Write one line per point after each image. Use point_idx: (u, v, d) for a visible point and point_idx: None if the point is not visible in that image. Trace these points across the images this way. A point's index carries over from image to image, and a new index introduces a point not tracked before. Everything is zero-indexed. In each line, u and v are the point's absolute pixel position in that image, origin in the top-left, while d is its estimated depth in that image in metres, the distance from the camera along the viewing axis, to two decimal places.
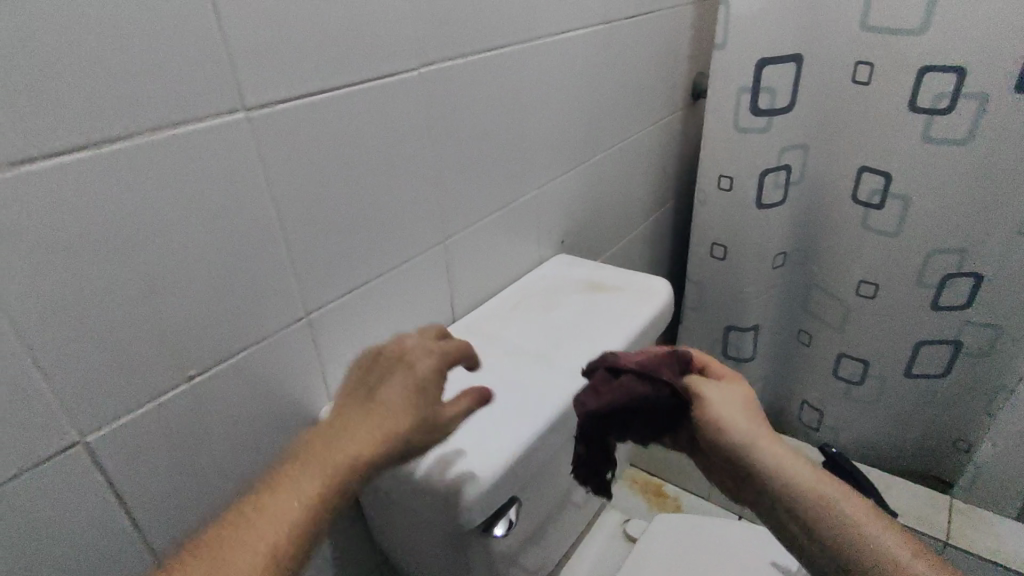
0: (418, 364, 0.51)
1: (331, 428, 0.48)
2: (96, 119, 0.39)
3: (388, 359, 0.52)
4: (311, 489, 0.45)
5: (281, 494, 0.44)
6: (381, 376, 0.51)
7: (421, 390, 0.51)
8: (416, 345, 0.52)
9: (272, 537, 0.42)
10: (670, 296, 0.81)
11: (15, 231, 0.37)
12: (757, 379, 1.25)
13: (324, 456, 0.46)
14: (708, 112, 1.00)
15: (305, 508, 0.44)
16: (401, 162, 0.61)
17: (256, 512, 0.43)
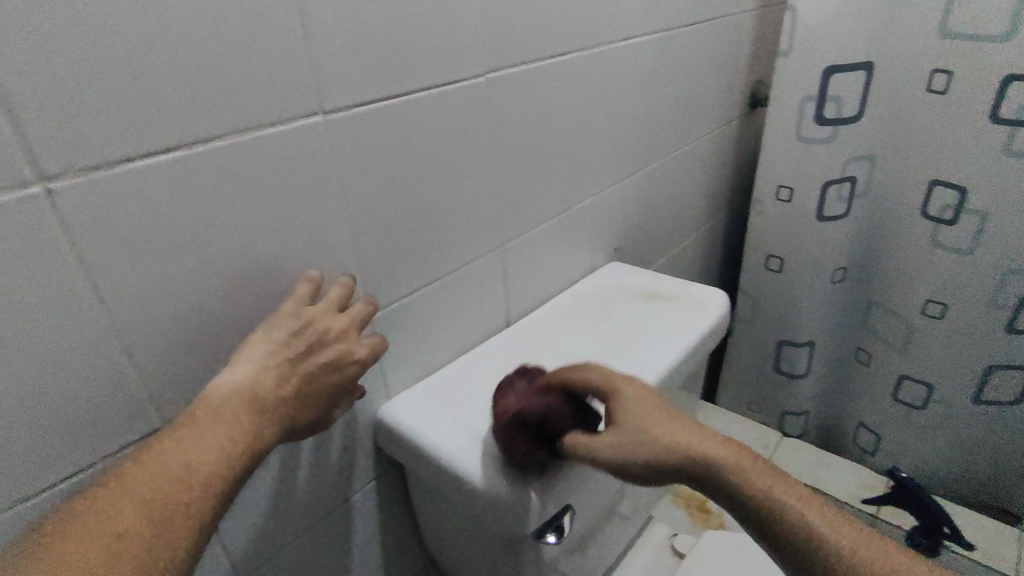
0: (344, 357, 0.48)
1: (228, 399, 0.41)
2: (189, 119, 0.40)
3: (314, 338, 0.46)
4: (203, 471, 0.37)
5: (164, 473, 0.35)
6: (300, 355, 0.45)
7: (332, 384, 0.47)
8: (344, 331, 0.48)
9: (150, 526, 0.33)
10: (727, 308, 0.79)
11: (113, 227, 0.39)
12: (811, 397, 1.21)
13: (219, 432, 0.39)
14: (768, 122, 0.99)
15: (198, 493, 0.36)
16: (464, 166, 0.62)
17: (125, 494, 0.34)
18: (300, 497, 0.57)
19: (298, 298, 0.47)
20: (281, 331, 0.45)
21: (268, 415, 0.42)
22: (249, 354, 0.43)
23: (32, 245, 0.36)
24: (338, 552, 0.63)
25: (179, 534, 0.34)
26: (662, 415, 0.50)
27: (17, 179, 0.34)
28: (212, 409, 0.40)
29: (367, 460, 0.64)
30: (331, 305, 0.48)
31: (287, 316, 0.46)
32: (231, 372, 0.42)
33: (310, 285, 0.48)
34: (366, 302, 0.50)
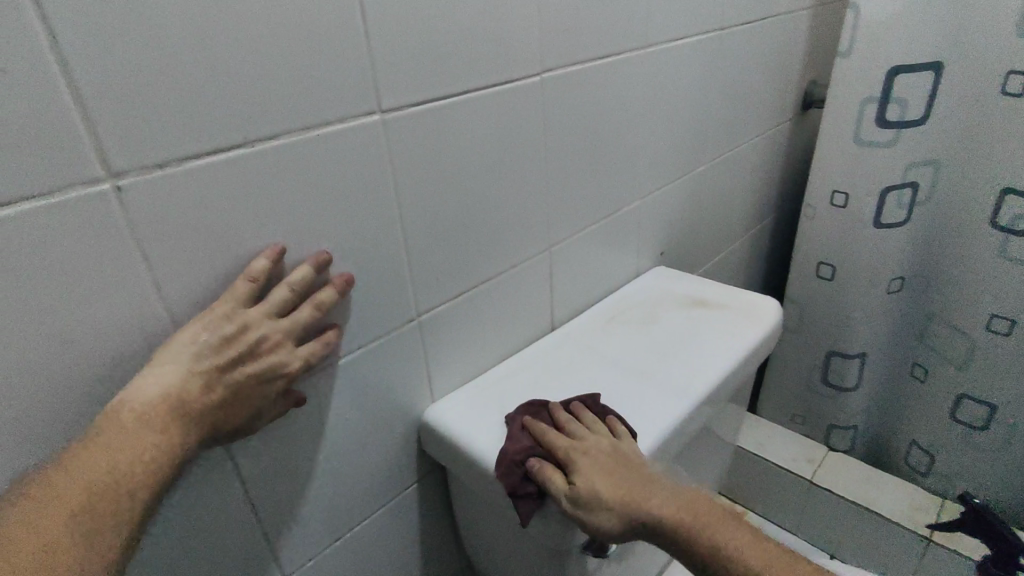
0: (277, 369, 0.43)
1: (150, 409, 0.37)
2: (251, 117, 0.40)
3: (246, 347, 0.41)
4: (127, 485, 0.35)
5: (87, 486, 0.34)
6: (229, 365, 0.40)
7: (261, 396, 0.43)
8: (280, 340, 0.43)
9: (73, 546, 0.32)
10: (780, 318, 0.76)
11: (175, 224, 0.39)
12: (860, 411, 1.16)
13: (141, 444, 0.36)
14: (824, 126, 0.96)
15: (121, 509, 0.35)
16: (514, 167, 0.61)
17: (47, 507, 0.32)
18: (345, 498, 0.57)
19: (235, 295, 0.41)
20: (210, 336, 0.39)
21: (189, 429, 0.39)
22: (173, 357, 0.38)
23: (98, 241, 0.36)
24: (380, 553, 0.63)
25: (100, 554, 0.33)
26: (617, 478, 0.51)
27: (86, 176, 0.34)
28: (135, 417, 0.36)
29: (411, 462, 0.63)
30: (271, 308, 0.43)
31: (217, 319, 0.40)
32: (153, 376, 0.38)
33: (249, 283, 0.41)
34: (313, 307, 0.45)
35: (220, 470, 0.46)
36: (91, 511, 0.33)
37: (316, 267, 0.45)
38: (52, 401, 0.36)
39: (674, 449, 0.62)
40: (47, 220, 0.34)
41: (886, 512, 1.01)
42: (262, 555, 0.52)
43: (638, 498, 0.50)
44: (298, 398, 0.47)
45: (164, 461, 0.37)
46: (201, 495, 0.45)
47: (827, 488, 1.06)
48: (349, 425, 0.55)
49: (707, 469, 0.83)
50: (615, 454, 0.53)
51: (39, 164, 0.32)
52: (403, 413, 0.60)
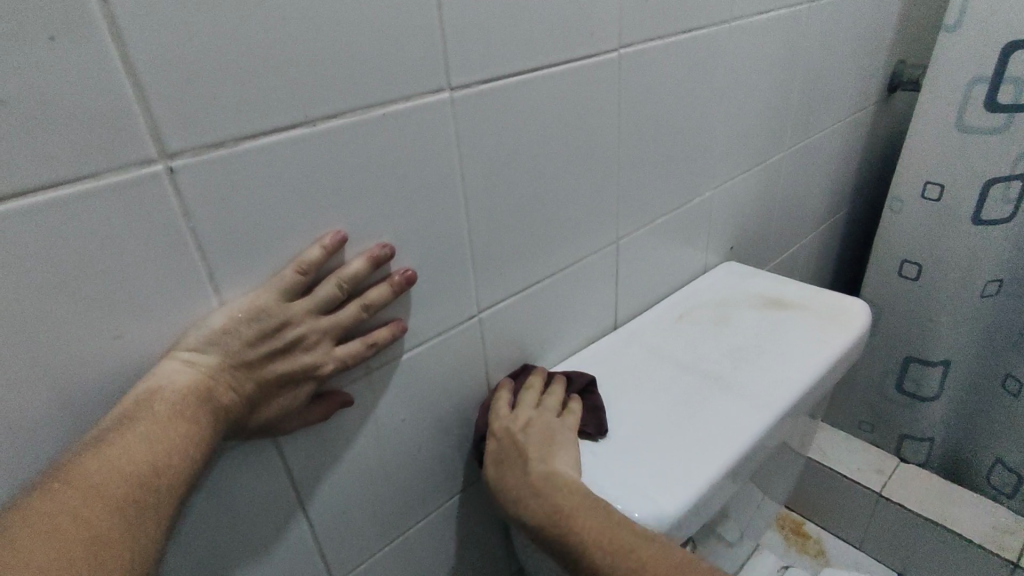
0: (313, 368, 0.40)
1: (181, 397, 0.34)
2: (313, 94, 0.36)
3: (281, 343, 0.38)
4: (167, 477, 0.33)
5: (125, 477, 0.31)
6: (260, 359, 0.37)
7: (293, 396, 0.40)
8: (321, 338, 0.40)
9: (118, 543, 0.30)
10: (869, 321, 0.69)
11: (233, 210, 0.35)
12: (939, 423, 1.06)
13: (177, 433, 0.33)
14: (919, 110, 0.89)
15: (161, 503, 0.32)
16: (585, 153, 0.56)
17: (87, 499, 0.30)
18: (398, 501, 0.54)
19: (278, 286, 0.38)
20: (246, 328, 0.36)
21: (219, 423, 0.36)
22: (205, 344, 0.35)
23: (152, 228, 0.33)
24: (431, 558, 0.60)
25: (144, 552, 0.31)
26: (508, 464, 0.50)
27: (140, 156, 0.31)
28: (168, 405, 0.33)
29: (465, 465, 0.60)
30: (316, 303, 0.39)
31: (258, 311, 0.36)
32: (182, 362, 0.35)
33: (296, 274, 0.38)
34: (360, 305, 0.41)
35: (272, 472, 0.43)
36: (123, 502, 0.31)
37: (372, 262, 0.41)
38: (103, 399, 0.34)
39: (752, 466, 0.56)
40: (99, 205, 0.31)
41: (967, 533, 0.92)
42: (313, 559, 0.49)
43: (511, 479, 0.49)
44: (340, 401, 0.44)
45: (201, 455, 0.34)
46: (253, 496, 0.43)
47: (900, 502, 0.98)
48: (403, 427, 0.51)
49: (776, 482, 0.76)
50: (528, 428, 0.52)
51: (92, 142, 0.30)
52: (460, 413, 0.56)
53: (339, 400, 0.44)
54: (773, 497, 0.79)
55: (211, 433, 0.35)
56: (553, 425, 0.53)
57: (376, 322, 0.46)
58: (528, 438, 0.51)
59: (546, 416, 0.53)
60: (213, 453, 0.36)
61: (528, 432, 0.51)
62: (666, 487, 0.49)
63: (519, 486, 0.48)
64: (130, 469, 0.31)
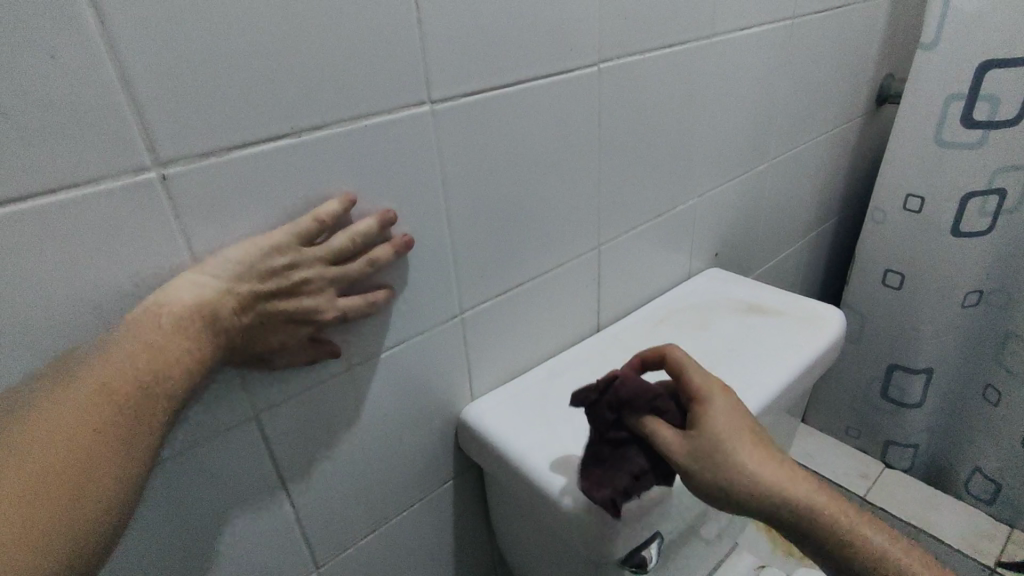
0: (313, 313, 0.42)
1: (186, 314, 0.35)
2: (297, 108, 0.39)
3: (289, 283, 0.40)
4: (165, 387, 0.34)
5: (130, 379, 0.33)
6: (268, 296, 0.39)
7: (291, 335, 0.42)
8: (326, 285, 0.42)
9: (117, 441, 0.32)
10: (843, 327, 0.71)
11: (223, 212, 0.38)
12: (921, 430, 1.08)
13: (180, 345, 0.35)
14: (900, 123, 0.92)
15: (160, 409, 0.34)
16: (566, 162, 0.58)
17: (95, 396, 0.32)
18: (382, 492, 0.57)
19: (299, 230, 0.39)
20: (261, 263, 0.38)
21: (218, 343, 0.37)
22: (218, 267, 0.37)
23: (145, 229, 0.35)
24: (413, 548, 0.63)
25: (136, 454, 0.33)
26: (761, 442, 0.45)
27: (135, 163, 0.34)
28: (174, 319, 0.35)
29: (448, 459, 0.62)
30: (329, 253, 0.41)
31: (274, 249, 0.38)
32: (192, 281, 0.36)
33: (315, 223, 0.40)
34: (367, 263, 0.44)
35: (259, 460, 0.46)
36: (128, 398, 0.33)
37: (381, 225, 0.44)
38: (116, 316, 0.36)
39: None
40: (92, 207, 0.33)
41: (947, 537, 0.94)
42: (298, 544, 0.52)
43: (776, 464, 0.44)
44: (331, 350, 0.46)
45: (199, 370, 0.36)
46: (240, 480, 0.45)
47: (882, 506, 1.00)
48: (386, 422, 0.54)
49: None
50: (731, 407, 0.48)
51: (92, 153, 0.32)
52: (441, 409, 0.59)
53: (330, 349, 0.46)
54: None
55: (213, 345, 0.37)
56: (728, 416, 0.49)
57: (373, 282, 0.48)
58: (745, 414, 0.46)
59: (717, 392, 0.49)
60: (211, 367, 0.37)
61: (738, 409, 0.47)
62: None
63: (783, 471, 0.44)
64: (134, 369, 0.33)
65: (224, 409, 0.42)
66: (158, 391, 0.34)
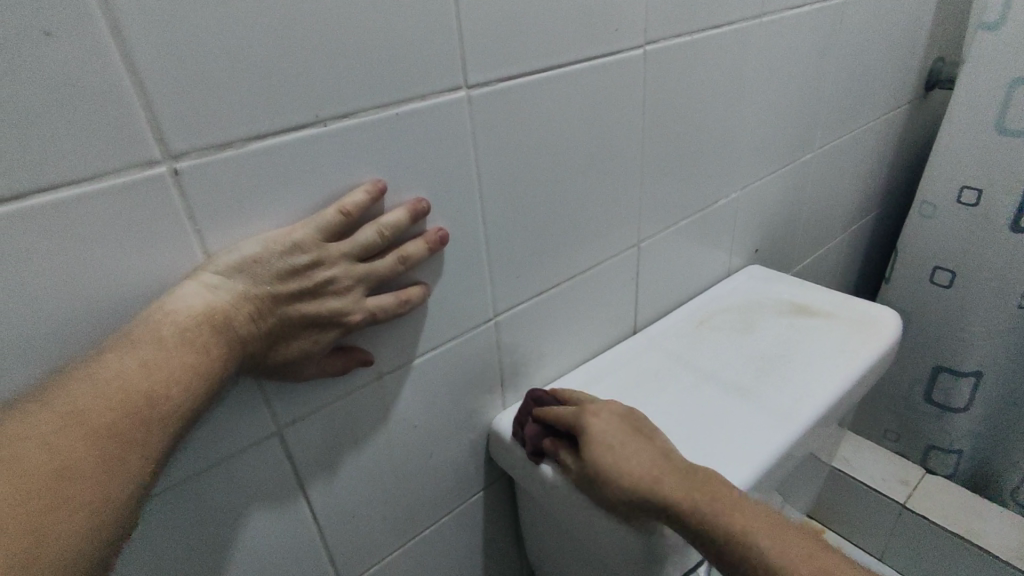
0: (340, 315, 0.37)
1: (194, 323, 0.31)
2: (321, 93, 0.35)
3: (312, 283, 0.35)
4: (161, 410, 0.29)
5: (120, 401, 0.28)
6: (288, 297, 0.35)
7: (316, 339, 0.37)
8: (352, 284, 0.37)
9: (99, 476, 0.27)
10: (900, 330, 0.66)
11: (246, 218, 0.34)
12: (967, 435, 1.01)
13: (183, 359, 0.30)
14: (956, 109, 0.86)
15: (155, 434, 0.29)
16: (607, 154, 0.54)
17: (76, 423, 0.27)
18: (409, 507, 0.53)
19: (322, 222, 0.35)
20: (279, 261, 0.34)
21: (235, 354, 0.33)
22: (233, 269, 0.33)
23: (156, 231, 0.32)
24: (442, 562, 0.59)
25: (119, 492, 0.27)
26: (623, 444, 0.45)
27: (143, 158, 0.30)
28: (176, 330, 0.31)
29: (478, 470, 0.58)
30: (355, 248, 0.37)
31: (293, 245, 0.34)
32: (203, 285, 0.32)
33: (339, 214, 0.36)
34: (397, 257, 0.39)
35: (281, 478, 0.42)
36: (114, 424, 0.28)
37: (412, 216, 0.40)
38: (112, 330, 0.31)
39: (775, 482, 0.54)
40: (98, 208, 0.30)
41: (993, 548, 0.88)
42: (321, 565, 0.48)
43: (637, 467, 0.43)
44: (362, 358, 0.42)
45: (208, 386, 0.31)
46: (260, 501, 0.42)
47: (923, 514, 0.95)
48: (415, 433, 0.50)
49: (798, 493, 0.74)
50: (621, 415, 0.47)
51: (96, 149, 0.29)
52: (473, 418, 0.55)
53: (361, 357, 0.41)
54: (796, 507, 0.77)
55: (224, 358, 0.32)
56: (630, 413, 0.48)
57: (404, 281, 0.43)
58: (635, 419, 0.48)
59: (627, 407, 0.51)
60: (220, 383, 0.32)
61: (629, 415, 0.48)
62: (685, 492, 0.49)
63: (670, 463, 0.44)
64: (122, 390, 0.28)
65: (243, 426, 0.39)
66: (152, 414, 0.29)
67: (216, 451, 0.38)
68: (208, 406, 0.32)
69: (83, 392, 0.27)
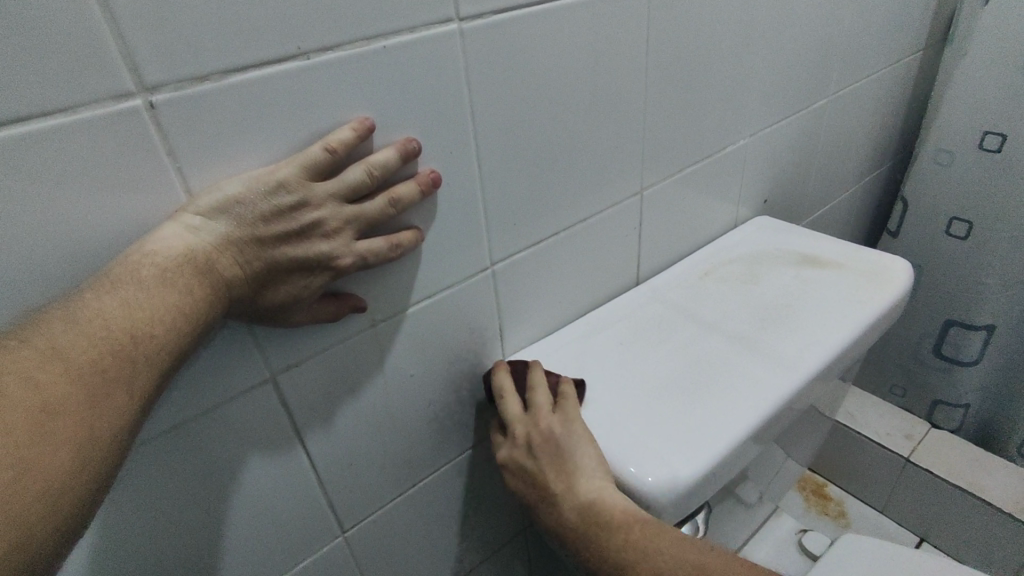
0: (330, 259, 0.37)
1: (175, 264, 0.31)
2: (302, 23, 0.33)
3: (298, 225, 0.34)
4: (146, 349, 0.29)
5: (101, 340, 0.28)
6: (274, 240, 0.34)
7: (305, 284, 0.37)
8: (341, 227, 0.36)
9: (82, 410, 0.26)
10: (911, 282, 0.64)
11: (228, 158, 0.33)
12: (975, 389, 1.00)
13: (164, 300, 0.30)
14: (981, 48, 0.82)
15: (139, 371, 0.29)
16: (608, 93, 0.51)
17: (54, 360, 0.27)
18: (409, 453, 0.53)
19: (306, 162, 0.34)
20: (262, 202, 0.33)
21: (220, 297, 0.32)
22: (215, 211, 0.32)
23: (133, 167, 0.31)
24: (443, 509, 0.60)
25: (112, 424, 0.27)
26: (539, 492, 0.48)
27: (114, 90, 0.29)
28: (157, 270, 0.30)
29: (478, 419, 0.59)
30: (341, 188, 0.36)
31: (276, 185, 0.33)
32: (185, 227, 0.32)
33: (324, 152, 0.35)
34: (387, 199, 0.38)
35: (277, 423, 0.42)
36: (91, 363, 0.27)
37: (402, 156, 0.38)
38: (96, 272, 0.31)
39: (775, 430, 0.53)
40: (72, 142, 0.29)
41: (997, 501, 0.88)
42: (322, 509, 0.49)
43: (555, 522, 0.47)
44: (354, 304, 0.41)
45: (192, 326, 0.31)
46: (255, 447, 0.42)
47: (928, 468, 0.95)
48: (412, 382, 0.50)
49: (799, 445, 0.74)
50: (535, 450, 0.48)
51: (66, 78, 0.27)
52: (471, 368, 0.55)
53: (354, 302, 0.41)
54: (797, 459, 0.77)
55: (207, 303, 0.32)
56: (548, 445, 0.47)
57: (397, 226, 0.42)
58: (537, 457, 0.48)
59: (545, 422, 0.48)
60: (208, 324, 0.32)
61: (532, 451, 0.48)
62: (630, 457, 0.47)
63: (555, 509, 0.46)
64: (97, 328, 0.28)
65: (234, 370, 0.38)
66: (135, 353, 0.29)
67: (208, 396, 0.38)
68: (195, 347, 0.32)
69: (60, 332, 0.27)
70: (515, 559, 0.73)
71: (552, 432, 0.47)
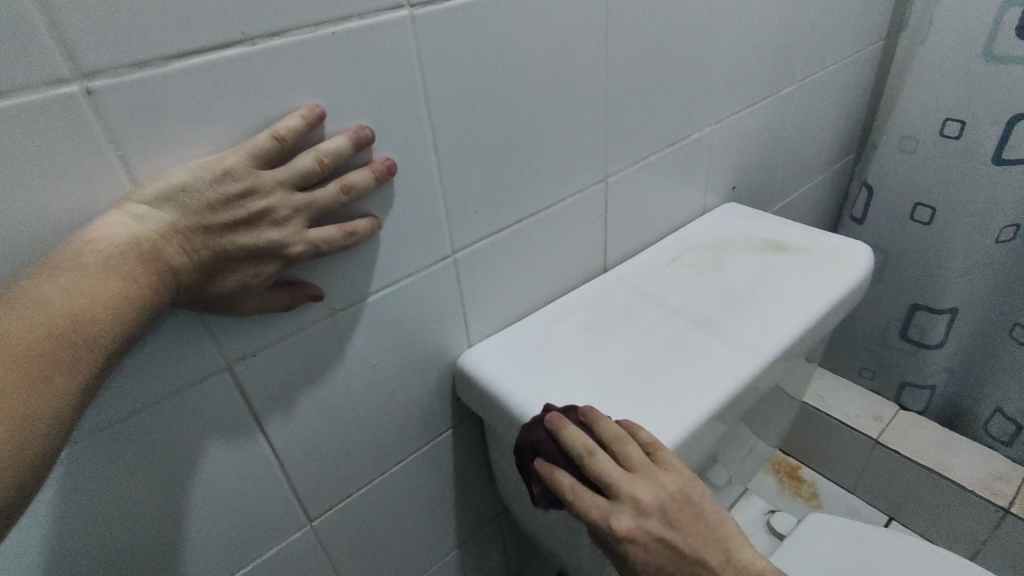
0: (281, 246, 0.37)
1: (118, 250, 0.30)
2: (243, 9, 0.33)
3: (246, 213, 0.34)
4: (91, 333, 0.29)
5: (42, 325, 0.28)
6: (222, 228, 0.34)
7: (255, 272, 0.36)
8: (291, 215, 0.36)
9: (20, 396, 0.26)
10: (871, 265, 0.66)
11: (171, 144, 0.33)
12: (941, 370, 1.03)
13: (108, 286, 0.30)
14: (942, 36, 0.83)
15: (83, 355, 0.29)
16: (567, 81, 0.52)
17: None
18: (376, 442, 0.54)
19: (255, 150, 0.34)
20: (209, 190, 0.33)
21: (168, 284, 0.32)
22: (161, 200, 0.32)
23: (73, 152, 0.30)
24: (413, 497, 0.61)
25: (50, 408, 0.27)
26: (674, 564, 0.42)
27: (51, 75, 0.28)
28: (100, 256, 0.30)
29: (445, 407, 0.59)
30: (291, 176, 0.36)
31: (223, 172, 0.33)
32: (129, 215, 0.31)
33: (272, 139, 0.34)
34: (339, 185, 0.38)
35: (236, 412, 0.43)
36: (31, 348, 0.27)
37: (354, 143, 0.38)
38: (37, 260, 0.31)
39: (737, 413, 0.54)
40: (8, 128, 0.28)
41: (960, 480, 0.91)
42: (287, 498, 0.49)
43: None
44: (310, 292, 0.41)
45: (138, 310, 0.31)
46: (213, 436, 0.42)
47: (895, 449, 0.97)
48: (375, 371, 0.50)
49: (766, 429, 0.76)
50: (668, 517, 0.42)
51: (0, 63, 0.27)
52: (436, 356, 0.55)
53: (309, 291, 0.41)
54: (765, 442, 0.79)
55: (154, 289, 0.31)
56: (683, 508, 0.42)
57: (352, 214, 0.42)
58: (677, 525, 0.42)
59: (674, 483, 0.42)
60: (154, 309, 0.32)
61: (667, 518, 0.42)
62: None
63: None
64: (38, 315, 0.28)
65: (188, 358, 0.38)
66: (76, 338, 0.28)
67: (161, 384, 0.38)
68: (143, 333, 0.32)
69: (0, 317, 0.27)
70: (488, 547, 0.74)
71: (686, 491, 0.42)
